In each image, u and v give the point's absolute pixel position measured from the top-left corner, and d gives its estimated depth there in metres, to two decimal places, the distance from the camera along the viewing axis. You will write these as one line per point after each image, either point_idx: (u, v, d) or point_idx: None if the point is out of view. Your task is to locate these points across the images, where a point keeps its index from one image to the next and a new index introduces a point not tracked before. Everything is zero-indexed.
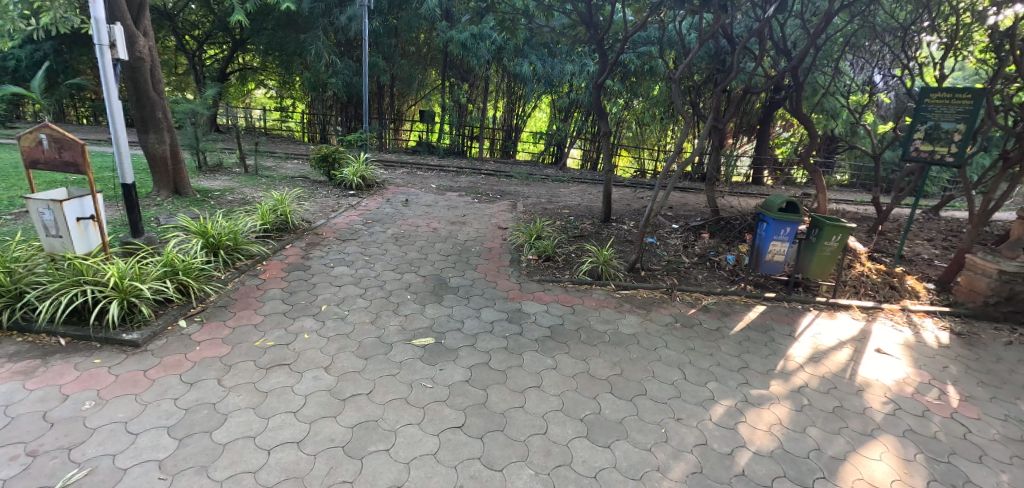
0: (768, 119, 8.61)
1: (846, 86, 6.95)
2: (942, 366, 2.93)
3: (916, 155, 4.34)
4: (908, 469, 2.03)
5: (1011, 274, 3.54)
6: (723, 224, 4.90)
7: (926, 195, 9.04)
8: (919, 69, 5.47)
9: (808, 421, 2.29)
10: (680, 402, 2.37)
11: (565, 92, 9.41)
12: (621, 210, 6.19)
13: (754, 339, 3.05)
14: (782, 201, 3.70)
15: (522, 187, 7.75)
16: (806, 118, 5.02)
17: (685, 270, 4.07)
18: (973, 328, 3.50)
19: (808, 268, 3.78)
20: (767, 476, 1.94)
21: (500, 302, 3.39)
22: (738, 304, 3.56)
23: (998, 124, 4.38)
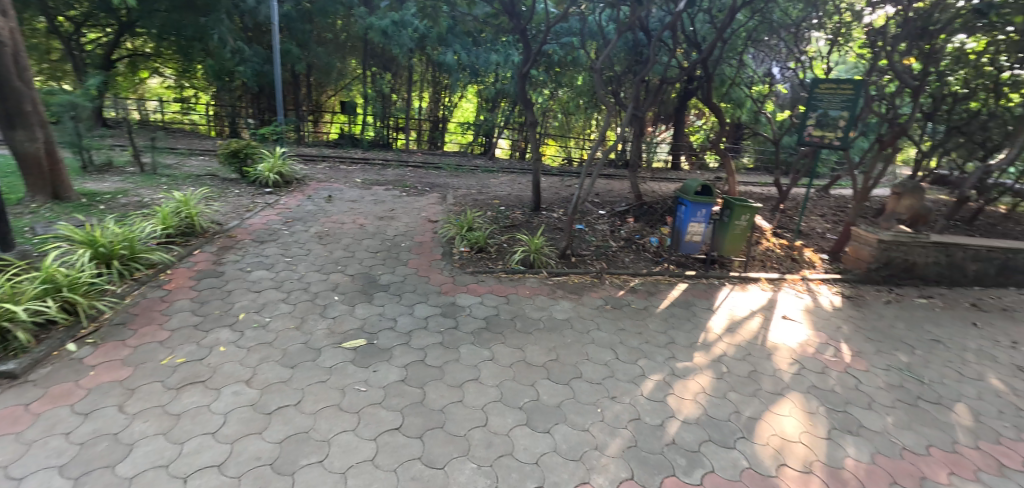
0: (682, 110, 9.07)
1: (750, 77, 7.55)
2: (836, 326, 3.30)
3: (809, 140, 4.79)
4: (812, 421, 2.26)
5: (887, 242, 4.06)
6: (645, 208, 5.15)
7: (818, 175, 10.11)
8: (810, 62, 6.05)
9: (728, 387, 2.47)
10: (614, 381, 2.47)
11: (491, 82, 9.46)
12: (551, 198, 6.32)
13: (678, 316, 3.24)
14: (697, 185, 3.95)
15: (452, 179, 7.65)
16: (716, 107, 5.39)
17: (613, 254, 4.22)
18: (859, 292, 3.97)
19: (722, 246, 4.07)
20: (695, 442, 2.07)
21: (434, 297, 3.32)
22: (663, 283, 3.76)
23: (874, 112, 4.96)
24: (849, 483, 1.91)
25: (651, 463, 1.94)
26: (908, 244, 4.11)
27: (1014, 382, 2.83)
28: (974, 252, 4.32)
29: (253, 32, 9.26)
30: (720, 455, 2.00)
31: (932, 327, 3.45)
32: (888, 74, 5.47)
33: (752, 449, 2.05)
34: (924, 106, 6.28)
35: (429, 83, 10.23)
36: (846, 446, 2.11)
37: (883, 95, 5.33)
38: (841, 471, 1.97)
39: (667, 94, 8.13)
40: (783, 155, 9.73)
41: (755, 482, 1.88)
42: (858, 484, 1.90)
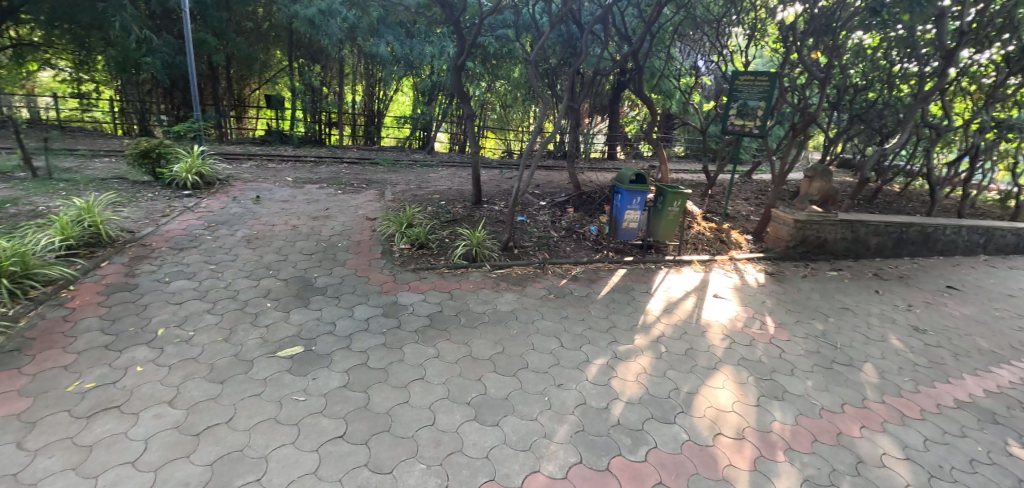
0: (616, 100, 9.48)
1: (678, 70, 7.90)
2: (761, 301, 3.55)
3: (731, 129, 5.06)
4: (743, 391, 2.41)
5: (802, 222, 4.41)
6: (584, 198, 5.26)
7: (742, 161, 10.82)
8: (731, 55, 6.42)
9: (666, 365, 2.58)
10: (560, 368, 2.50)
11: (427, 74, 9.35)
12: (492, 191, 6.31)
13: (618, 300, 3.34)
14: (631, 173, 4.08)
15: (391, 175, 7.44)
16: (648, 98, 5.59)
17: (555, 244, 4.28)
18: (780, 268, 4.29)
19: (657, 232, 4.24)
20: (638, 420, 2.14)
21: (374, 298, 3.20)
22: (603, 270, 3.86)
23: (787, 102, 5.36)
24: (776, 445, 2.06)
25: (599, 445, 1.98)
26: (820, 223, 4.49)
27: (910, 341, 3.18)
28: (875, 227, 4.80)
29: (162, 20, 8.44)
30: (662, 431, 2.08)
31: (842, 296, 3.80)
32: (799, 67, 5.93)
33: (690, 422, 2.15)
34: (829, 97, 6.87)
35: (362, 75, 9.90)
36: (773, 411, 2.28)
37: (795, 86, 5.77)
38: (770, 434, 2.12)
39: (602, 86, 8.34)
40: (710, 143, 10.32)
41: (694, 453, 1.97)
42: (785, 446, 2.05)
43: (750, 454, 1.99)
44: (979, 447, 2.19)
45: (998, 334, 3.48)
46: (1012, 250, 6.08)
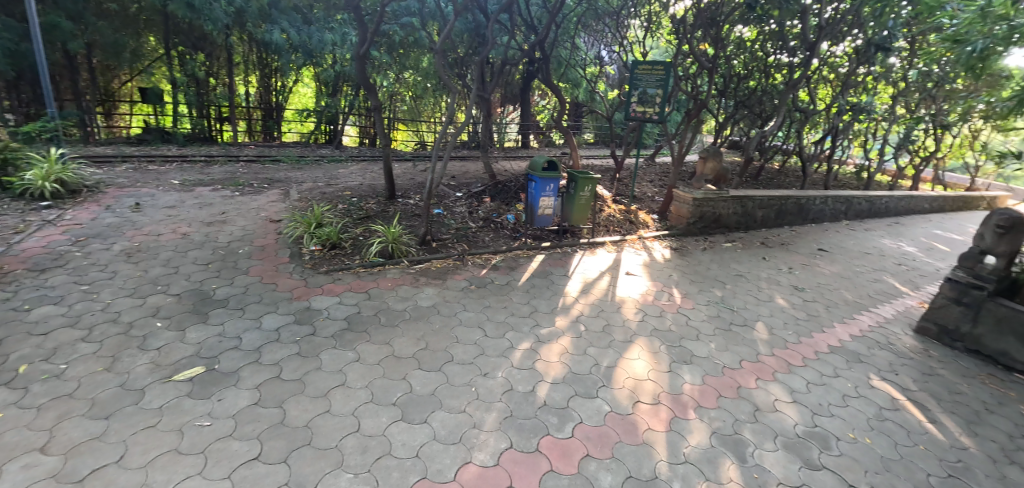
0: (526, 90, 9.71)
1: (583, 60, 8.20)
2: (668, 275, 3.83)
3: (634, 116, 5.35)
4: (656, 359, 2.59)
5: (699, 200, 4.82)
6: (500, 187, 5.32)
7: (645, 146, 11.58)
8: (631, 46, 6.78)
9: (586, 343, 2.70)
10: (485, 358, 2.51)
11: (329, 64, 8.89)
12: (406, 184, 6.16)
13: (538, 285, 3.42)
14: (544, 161, 4.17)
15: (295, 172, 6.95)
16: (556, 87, 5.74)
17: (474, 235, 4.28)
18: (683, 243, 4.66)
19: (571, 216, 4.40)
20: (563, 399, 2.22)
21: (284, 305, 2.98)
22: (522, 257, 3.94)
23: (682, 89, 5.78)
24: (687, 404, 2.24)
25: (528, 428, 2.02)
26: (714, 200, 4.93)
27: (793, 299, 3.62)
28: (759, 201, 5.37)
29: None
30: (586, 406, 2.17)
31: (736, 265, 4.22)
32: (690, 57, 6.42)
33: (611, 395, 2.27)
34: (717, 84, 7.53)
35: (256, 65, 9.16)
36: (683, 374, 2.47)
37: (688, 75, 6.24)
38: (681, 396, 2.30)
39: (512, 76, 8.42)
40: (616, 129, 10.90)
41: (617, 423, 2.08)
42: (695, 405, 2.24)
43: (665, 416, 2.14)
44: (848, 383, 2.55)
45: (858, 286, 4.08)
46: (865, 215, 7.15)
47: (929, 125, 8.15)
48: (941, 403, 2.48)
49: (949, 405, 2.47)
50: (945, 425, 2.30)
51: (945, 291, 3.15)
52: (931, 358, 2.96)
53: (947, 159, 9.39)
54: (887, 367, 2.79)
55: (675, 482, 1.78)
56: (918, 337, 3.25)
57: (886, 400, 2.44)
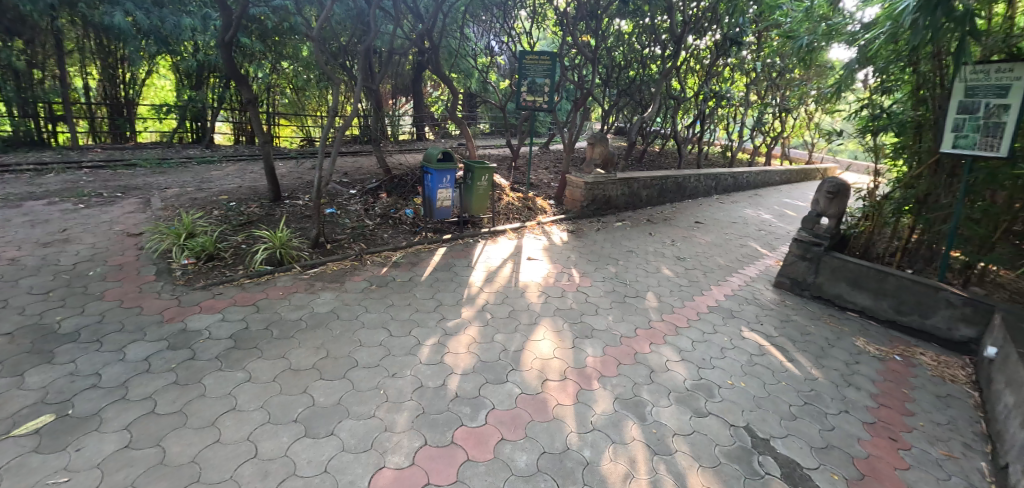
0: (418, 81, 9.48)
1: (474, 50, 8.20)
2: (566, 256, 4.04)
3: (525, 105, 5.52)
4: (560, 337, 2.72)
5: (590, 183, 5.12)
6: (396, 182, 5.17)
7: (539, 134, 11.98)
8: (519, 36, 6.92)
9: (493, 331, 2.74)
10: (393, 358, 2.43)
11: (189, 53, 7.87)
12: (292, 184, 5.71)
13: (442, 279, 3.40)
14: (438, 152, 4.11)
15: (156, 177, 6.07)
16: (447, 78, 5.69)
17: (372, 233, 4.10)
18: (579, 226, 4.92)
19: (470, 207, 4.42)
20: (475, 388, 2.23)
21: (153, 330, 2.60)
22: (423, 251, 3.87)
23: (569, 79, 6.05)
24: (591, 376, 2.39)
25: (442, 422, 2.01)
26: (603, 183, 5.27)
27: (675, 268, 4.02)
28: (643, 182, 5.85)
29: None
30: (498, 392, 2.22)
31: (627, 242, 4.56)
32: (574, 49, 6.72)
33: (521, 377, 2.34)
34: (602, 74, 7.98)
35: (95, 53, 7.74)
36: (585, 348, 2.63)
37: (574, 66, 6.52)
38: (585, 369, 2.45)
39: (403, 67, 8.14)
40: (509, 119, 11.12)
41: (528, 403, 2.15)
42: (597, 375, 2.40)
43: (572, 390, 2.26)
44: (724, 337, 2.91)
45: (727, 252, 4.65)
46: (731, 189, 8.15)
47: (775, 109, 9.48)
48: (795, 344, 2.93)
49: (801, 345, 2.93)
50: (799, 362, 2.73)
51: (793, 249, 3.71)
52: (786, 307, 3.49)
53: (789, 138, 11.04)
54: (753, 319, 3.22)
55: (585, 450, 1.89)
56: (776, 291, 3.81)
57: (754, 347, 2.83)
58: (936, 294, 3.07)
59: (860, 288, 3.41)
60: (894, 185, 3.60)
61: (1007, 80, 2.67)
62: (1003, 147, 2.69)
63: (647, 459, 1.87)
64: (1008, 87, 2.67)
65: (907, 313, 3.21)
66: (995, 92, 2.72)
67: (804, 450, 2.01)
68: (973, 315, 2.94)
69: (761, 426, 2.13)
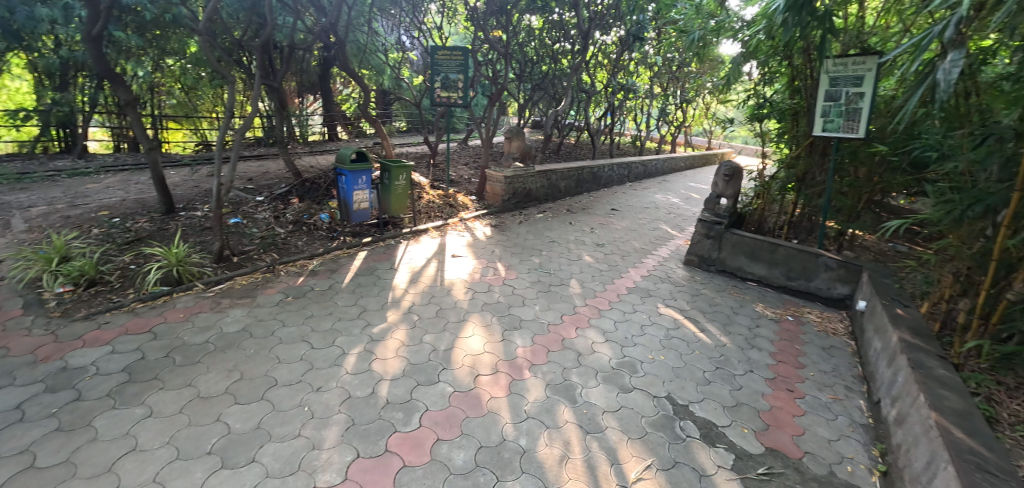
0: (325, 78, 8.98)
1: (385, 45, 7.91)
2: (491, 251, 4.07)
3: (440, 101, 5.46)
4: (490, 332, 2.74)
5: (510, 177, 5.18)
6: (308, 185, 4.88)
7: (457, 130, 11.91)
8: (430, 31, 6.79)
9: (421, 332, 2.69)
10: (316, 372, 2.30)
11: (48, 49, 6.80)
12: (187, 193, 5.17)
13: (364, 284, 3.26)
14: (351, 152, 3.93)
15: (13, 194, 5.18)
16: (356, 74, 5.45)
17: (284, 242, 3.83)
18: (501, 220, 4.97)
19: (389, 207, 4.28)
20: (406, 392, 2.17)
21: (21, 373, 2.22)
22: (342, 257, 3.69)
23: (484, 74, 6.06)
24: (522, 366, 2.43)
25: (374, 432, 1.93)
26: (523, 176, 5.36)
27: (596, 254, 4.20)
28: (561, 173, 6.04)
29: None
30: (430, 393, 2.18)
31: (549, 232, 4.68)
32: (487, 44, 6.73)
33: (453, 376, 2.32)
34: (516, 69, 8.08)
35: None
36: (515, 340, 2.67)
37: (488, 60, 6.53)
38: (515, 360, 2.48)
39: (307, 63, 7.66)
40: (425, 116, 10.91)
41: (461, 401, 2.14)
42: (528, 365, 2.44)
43: (505, 382, 2.29)
44: (642, 316, 3.10)
45: (642, 236, 4.94)
46: (642, 176, 8.68)
47: (676, 100, 10.22)
48: (705, 315, 3.20)
49: (710, 316, 3.19)
50: (710, 331, 2.98)
51: (698, 229, 4.03)
52: (696, 282, 3.79)
53: (690, 127, 11.97)
54: (668, 296, 3.47)
55: (521, 439, 1.92)
56: (686, 268, 4.12)
57: (670, 322, 3.05)
58: (816, 259, 3.50)
59: (756, 260, 3.79)
60: (778, 166, 4.03)
61: (861, 71, 3.08)
62: (861, 129, 3.10)
63: (579, 439, 1.94)
64: (862, 77, 3.09)
65: (795, 278, 3.63)
66: (853, 82, 3.12)
67: (718, 410, 2.20)
68: (845, 275, 3.39)
69: (681, 394, 2.31)
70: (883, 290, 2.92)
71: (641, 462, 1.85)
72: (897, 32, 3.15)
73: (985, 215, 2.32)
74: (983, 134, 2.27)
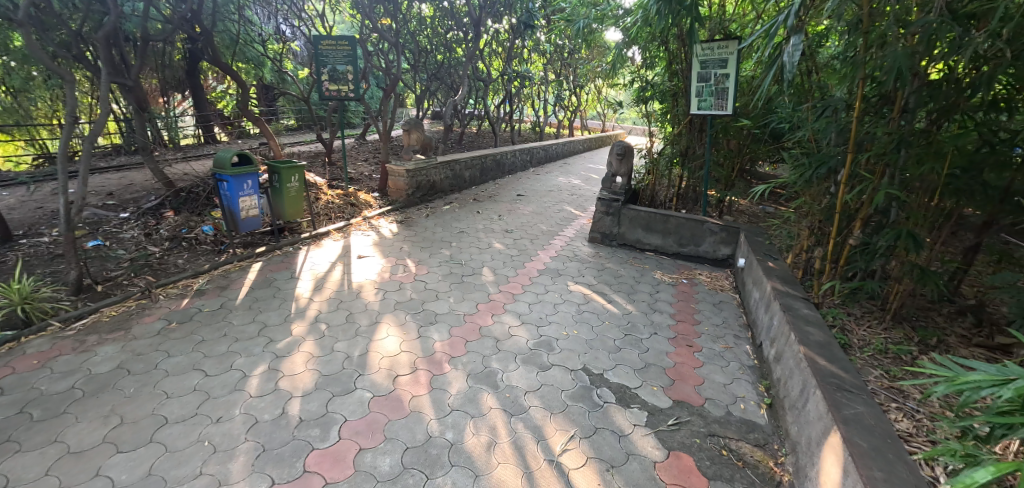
0: (193, 73, 8.00)
1: (261, 34, 7.21)
2: (400, 247, 3.95)
3: (329, 95, 5.14)
4: (405, 331, 2.66)
5: (412, 171, 5.05)
6: (185, 196, 4.34)
7: (353, 125, 11.31)
8: (311, 19, 6.32)
9: (332, 340, 2.54)
10: (213, 402, 2.06)
11: None
12: (26, 216, 4.33)
13: (261, 298, 2.99)
14: (232, 155, 3.54)
15: None
16: (230, 69, 4.92)
17: (160, 262, 3.38)
18: (407, 215, 4.84)
19: (283, 212, 3.95)
20: (321, 407, 2.04)
21: None
22: (234, 271, 3.35)
23: (376, 64, 5.80)
24: (441, 361, 2.40)
25: (288, 453, 1.79)
26: (425, 168, 5.25)
27: (506, 241, 4.26)
28: (464, 163, 6.02)
29: None
30: (347, 403, 2.07)
31: (457, 224, 4.66)
32: (375, 33, 6.44)
33: (369, 381, 2.22)
34: (409, 59, 7.84)
35: None
36: (431, 336, 2.63)
37: (378, 50, 6.26)
38: (434, 355, 2.44)
39: (170, 58, 6.78)
40: (316, 111, 10.22)
41: (382, 405, 2.06)
42: (448, 358, 2.42)
43: (425, 379, 2.24)
44: (555, 295, 3.22)
45: (548, 218, 5.11)
46: (544, 161, 8.95)
47: (570, 85, 10.65)
48: (611, 288, 3.40)
49: (617, 287, 3.40)
50: (617, 302, 3.17)
51: (599, 207, 4.25)
52: (601, 258, 4.01)
53: (585, 111, 12.56)
54: (577, 274, 3.63)
55: (447, 433, 1.90)
56: (591, 246, 4.34)
57: (580, 298, 3.19)
58: (702, 226, 3.88)
59: (652, 231, 4.10)
60: (663, 143, 4.37)
61: (725, 54, 3.42)
62: (729, 106, 3.46)
63: (505, 423, 1.97)
64: (726, 59, 3.43)
65: (686, 245, 3.99)
66: (719, 64, 3.46)
67: (629, 374, 2.36)
68: (726, 237, 3.80)
69: (596, 364, 2.44)
70: (756, 247, 3.32)
71: (565, 434, 1.93)
72: (751, 18, 3.55)
73: (828, 175, 2.73)
74: (823, 106, 2.64)
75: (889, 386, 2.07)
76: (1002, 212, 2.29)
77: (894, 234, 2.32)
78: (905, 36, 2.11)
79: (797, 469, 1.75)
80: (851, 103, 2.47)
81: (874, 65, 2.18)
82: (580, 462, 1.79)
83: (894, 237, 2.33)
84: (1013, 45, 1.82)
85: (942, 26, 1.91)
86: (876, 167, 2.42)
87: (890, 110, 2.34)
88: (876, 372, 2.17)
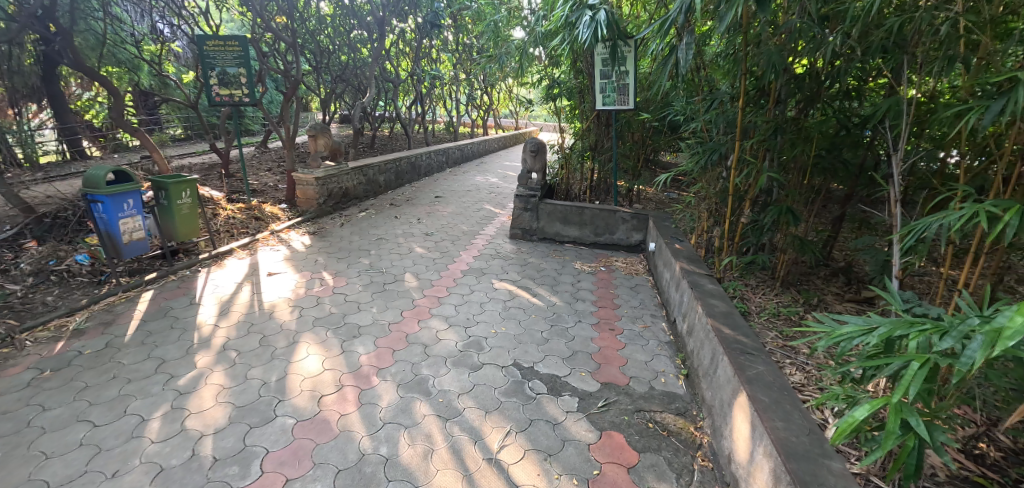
0: (50, 79, 6.95)
1: (134, 34, 6.41)
2: (314, 260, 3.74)
3: (220, 100, 4.73)
4: (326, 348, 2.53)
5: (322, 178, 4.79)
6: (49, 221, 3.77)
7: (251, 131, 10.52)
8: (194, 17, 5.73)
9: (244, 368, 2.35)
10: (106, 455, 1.80)
11: None
12: None
13: (156, 330, 2.69)
14: (106, 171, 3.12)
15: None
16: (96, 73, 4.30)
17: (22, 302, 2.90)
18: (320, 226, 4.59)
19: (175, 233, 3.56)
20: (237, 442, 1.88)
21: None
22: (119, 304, 2.96)
23: (273, 66, 5.41)
24: (368, 374, 2.32)
25: None
26: (336, 175, 5.01)
27: (427, 244, 4.21)
28: (377, 167, 5.83)
29: None
30: (268, 433, 1.93)
31: (375, 230, 4.51)
32: (269, 32, 6.00)
33: (290, 406, 2.08)
34: (310, 60, 7.41)
35: None
36: (356, 349, 2.52)
37: (275, 51, 5.85)
38: (360, 370, 2.35)
39: (19, 62, 5.83)
40: (207, 119, 9.36)
41: (308, 430, 1.94)
42: (375, 371, 2.34)
43: (353, 395, 2.15)
44: (480, 294, 3.23)
45: (468, 218, 5.12)
46: (460, 160, 8.94)
47: (480, 85, 10.69)
48: (535, 281, 3.49)
49: (540, 281, 3.50)
50: (541, 295, 3.26)
51: (517, 204, 4.34)
52: (523, 253, 4.10)
53: (497, 110, 12.71)
54: (500, 271, 3.67)
55: (381, 448, 1.84)
56: (513, 242, 4.41)
57: (506, 295, 3.24)
58: (614, 215, 4.11)
59: (569, 224, 4.26)
60: (574, 139, 4.56)
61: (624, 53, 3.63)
62: (630, 101, 3.70)
63: (441, 428, 1.95)
64: (625, 57, 3.63)
65: (601, 234, 4.20)
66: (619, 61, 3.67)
67: (558, 363, 2.45)
68: (637, 224, 4.07)
69: (526, 358, 2.49)
70: (664, 230, 3.58)
71: (501, 431, 1.95)
72: (644, 19, 3.81)
73: (719, 163, 3.01)
74: (712, 99, 2.90)
75: (783, 344, 2.34)
76: (858, 185, 2.76)
77: (777, 211, 2.62)
78: (774, 35, 2.36)
79: (714, 430, 1.92)
80: (735, 96, 2.72)
81: (752, 61, 2.42)
82: (518, 455, 1.83)
83: (777, 214, 2.63)
84: (860, 42, 2.11)
85: (804, 26, 2.17)
86: (757, 152, 2.70)
87: (766, 102, 2.61)
88: (772, 334, 2.44)
